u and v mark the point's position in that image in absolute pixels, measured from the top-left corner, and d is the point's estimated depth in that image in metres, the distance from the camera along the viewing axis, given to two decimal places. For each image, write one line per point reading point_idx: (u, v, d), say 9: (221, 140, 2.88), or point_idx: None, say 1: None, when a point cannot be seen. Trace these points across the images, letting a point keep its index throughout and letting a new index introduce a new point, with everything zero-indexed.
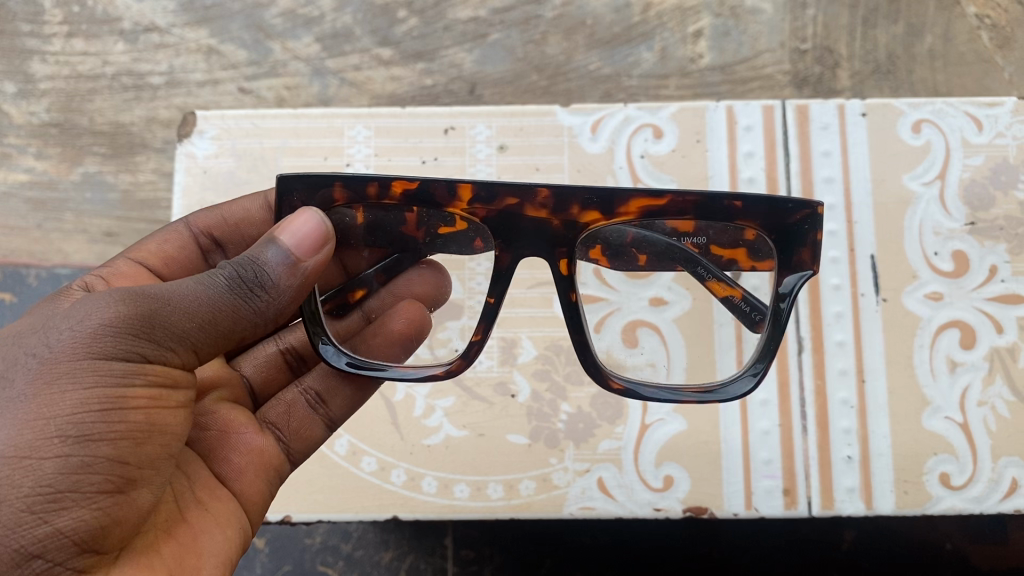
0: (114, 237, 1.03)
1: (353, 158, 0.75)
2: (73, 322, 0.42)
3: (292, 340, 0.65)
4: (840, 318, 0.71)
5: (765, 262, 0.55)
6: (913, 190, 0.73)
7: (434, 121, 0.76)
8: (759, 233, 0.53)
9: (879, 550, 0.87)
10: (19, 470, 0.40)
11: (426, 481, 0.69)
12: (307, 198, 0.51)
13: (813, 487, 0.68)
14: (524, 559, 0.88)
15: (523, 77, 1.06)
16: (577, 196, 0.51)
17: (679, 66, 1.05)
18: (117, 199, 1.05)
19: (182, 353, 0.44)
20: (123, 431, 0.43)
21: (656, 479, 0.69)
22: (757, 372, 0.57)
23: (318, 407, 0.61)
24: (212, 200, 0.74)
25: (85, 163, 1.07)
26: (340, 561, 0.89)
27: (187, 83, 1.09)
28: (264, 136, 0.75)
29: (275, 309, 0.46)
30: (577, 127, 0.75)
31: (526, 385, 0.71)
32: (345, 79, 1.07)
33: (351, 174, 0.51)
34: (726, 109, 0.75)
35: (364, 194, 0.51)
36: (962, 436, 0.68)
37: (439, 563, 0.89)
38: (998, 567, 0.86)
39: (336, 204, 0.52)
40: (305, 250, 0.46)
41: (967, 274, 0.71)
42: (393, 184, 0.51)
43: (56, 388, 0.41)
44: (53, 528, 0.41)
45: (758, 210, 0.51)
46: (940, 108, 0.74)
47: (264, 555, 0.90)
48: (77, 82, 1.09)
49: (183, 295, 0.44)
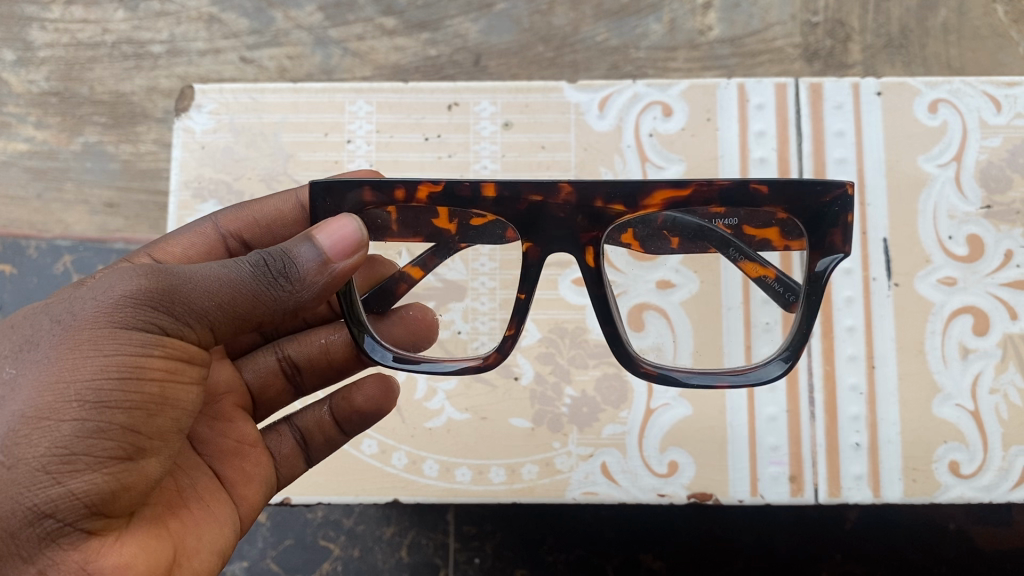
0: (115, 208, 1.02)
1: (354, 134, 0.73)
2: (98, 292, 0.42)
3: (292, 349, 0.62)
4: (851, 303, 0.69)
5: (796, 241, 0.54)
6: (928, 172, 0.71)
7: (437, 97, 0.74)
8: (788, 216, 0.50)
9: (882, 530, 0.86)
10: (36, 430, 0.40)
11: (427, 464, 0.68)
12: (337, 205, 0.49)
13: (820, 474, 0.67)
14: (525, 535, 0.88)
15: (529, 48, 1.04)
16: (600, 190, 0.49)
17: (688, 38, 1.03)
18: (118, 169, 1.04)
19: (200, 329, 0.42)
20: (138, 401, 0.41)
21: (661, 464, 0.68)
22: (788, 358, 0.55)
23: (304, 444, 0.60)
24: (210, 176, 0.72)
25: (86, 133, 1.05)
26: (341, 536, 0.89)
27: (187, 51, 1.07)
28: (263, 111, 0.74)
29: (298, 302, 0.43)
30: (584, 104, 0.73)
31: (529, 368, 0.69)
32: (348, 49, 1.05)
33: (378, 177, 0.49)
34: (737, 86, 0.73)
35: (392, 198, 0.50)
36: (973, 424, 0.67)
37: (441, 538, 0.89)
38: (1001, 548, 0.85)
39: (367, 209, 0.50)
40: (339, 252, 0.44)
41: (982, 259, 0.69)
42: (419, 188, 0.49)
43: (78, 353, 0.41)
44: (64, 490, 0.40)
45: (786, 195, 0.48)
46: (958, 87, 0.72)
47: (265, 528, 0.90)
48: (76, 50, 1.07)
49: (205, 275, 0.42)
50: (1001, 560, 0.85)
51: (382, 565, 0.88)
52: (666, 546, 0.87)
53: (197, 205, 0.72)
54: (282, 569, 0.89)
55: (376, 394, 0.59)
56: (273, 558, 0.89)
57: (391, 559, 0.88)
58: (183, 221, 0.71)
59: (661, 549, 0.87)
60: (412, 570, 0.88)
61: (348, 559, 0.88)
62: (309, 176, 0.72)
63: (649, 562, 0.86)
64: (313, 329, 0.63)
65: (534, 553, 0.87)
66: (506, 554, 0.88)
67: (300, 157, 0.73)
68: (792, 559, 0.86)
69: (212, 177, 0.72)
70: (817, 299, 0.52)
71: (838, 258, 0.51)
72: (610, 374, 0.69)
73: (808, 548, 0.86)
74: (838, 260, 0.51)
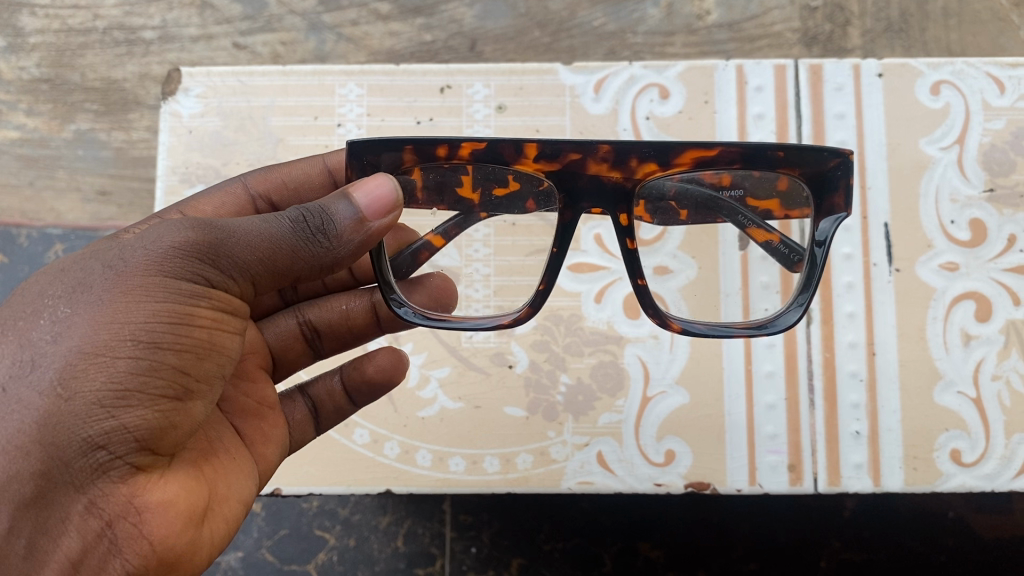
0: (107, 196, 1.01)
1: (344, 118, 0.71)
2: (146, 241, 0.41)
3: (313, 313, 0.60)
4: (851, 289, 0.68)
5: (799, 209, 0.55)
6: (930, 155, 0.69)
7: (429, 80, 0.72)
8: (793, 178, 0.51)
9: (883, 517, 0.85)
10: (93, 365, 0.39)
11: (420, 454, 0.67)
12: (376, 161, 0.48)
13: (819, 463, 0.66)
14: (523, 524, 0.87)
15: (525, 33, 1.02)
16: (637, 148, 0.49)
17: (686, 23, 1.01)
18: (111, 156, 1.02)
19: (244, 280, 0.42)
20: (188, 344, 0.41)
21: (657, 453, 0.67)
22: (804, 303, 0.54)
23: (315, 412, 0.59)
24: (198, 161, 0.71)
25: (77, 121, 1.03)
26: (337, 525, 0.88)
27: (179, 38, 1.05)
28: (251, 94, 0.72)
29: (336, 259, 0.43)
30: (579, 87, 0.72)
31: (524, 356, 0.68)
32: (342, 34, 1.03)
33: (422, 136, 0.48)
34: (736, 68, 0.71)
35: (433, 157, 0.49)
36: (975, 412, 0.66)
37: (438, 527, 0.88)
38: (1002, 536, 0.85)
39: (404, 167, 0.49)
40: (376, 212, 0.44)
41: (985, 244, 0.68)
42: (461, 146, 0.48)
43: (130, 296, 0.40)
44: (118, 424, 0.39)
45: (799, 159, 0.49)
46: (961, 69, 0.70)
47: (261, 517, 0.89)
48: (67, 36, 1.05)
49: (250, 228, 0.41)
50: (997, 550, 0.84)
51: (377, 554, 0.87)
52: (663, 536, 0.86)
53: (184, 191, 0.70)
54: (276, 559, 0.88)
55: (387, 364, 0.59)
56: (268, 548, 0.88)
57: (387, 548, 0.87)
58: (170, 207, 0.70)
59: (658, 539, 0.86)
60: (408, 560, 0.87)
61: (343, 549, 0.87)
62: (300, 160, 0.71)
63: (647, 552, 0.86)
64: (333, 293, 0.61)
65: (531, 543, 0.87)
66: (502, 544, 0.87)
67: (290, 141, 0.71)
68: (792, 547, 0.85)
69: (200, 162, 0.71)
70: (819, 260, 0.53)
71: (841, 220, 0.51)
72: (606, 362, 0.68)
73: (806, 535, 0.85)
74: (841, 222, 0.51)
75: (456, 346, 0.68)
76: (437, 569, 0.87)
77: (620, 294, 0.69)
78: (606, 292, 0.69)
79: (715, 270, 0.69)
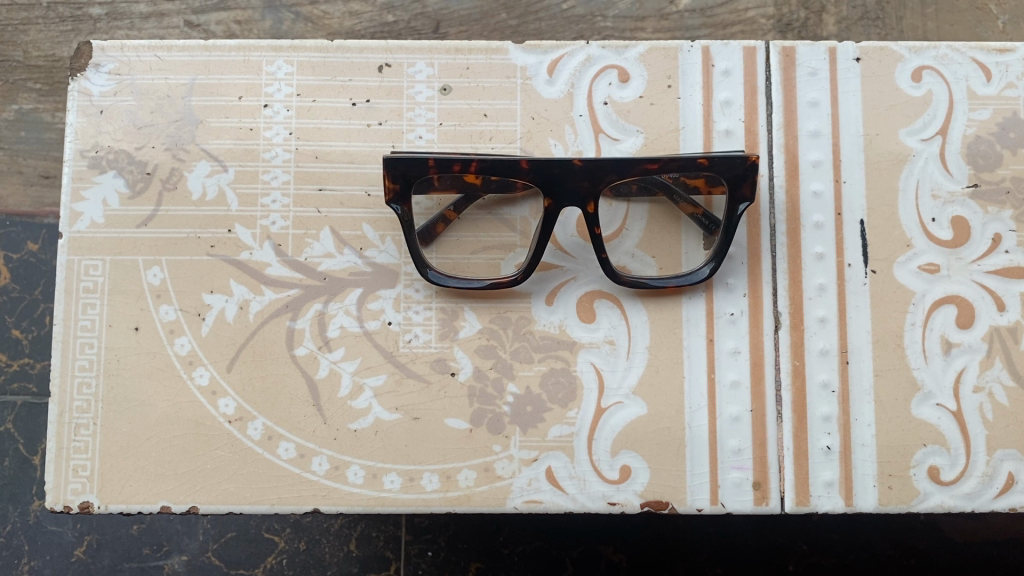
0: (51, 180, 0.93)
1: (271, 98, 0.65)
2: None
3: None
4: (823, 292, 0.62)
5: (663, 209, 0.63)
6: (910, 147, 0.64)
7: (366, 57, 0.65)
8: (684, 205, 0.62)
9: (850, 519, 0.84)
10: None
11: (352, 470, 0.61)
12: (690, 163, 0.58)
13: (787, 481, 0.61)
14: (479, 526, 0.85)
15: (491, 15, 0.94)
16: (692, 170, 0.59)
17: (657, 7, 0.94)
18: (56, 138, 0.94)
19: None
20: None
21: (612, 470, 0.61)
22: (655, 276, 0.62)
23: None
24: (113, 145, 0.64)
25: (19, 100, 0.94)
26: (286, 528, 0.85)
27: (129, 14, 0.94)
28: (169, 71, 0.65)
29: None
30: (531, 67, 0.65)
31: (467, 363, 0.62)
32: (301, 13, 0.94)
33: (700, 156, 0.58)
34: (701, 50, 0.65)
35: (693, 165, 0.58)
36: (954, 425, 0.61)
37: (392, 531, 0.85)
38: (973, 539, 0.83)
39: (672, 160, 0.58)
40: None
41: (967, 244, 0.63)
42: (703, 163, 0.58)
43: None
44: None
45: (707, 208, 0.62)
46: (944, 53, 0.65)
47: (206, 520, 0.86)
48: (9, 10, 0.95)
49: None
50: (958, 550, 0.83)
51: (329, 559, 0.85)
52: (625, 538, 0.84)
53: (94, 177, 0.64)
54: (223, 563, 0.85)
55: None
56: (214, 552, 0.85)
57: (339, 552, 0.85)
58: (79, 195, 0.63)
59: (621, 541, 0.84)
60: (362, 563, 0.85)
61: (294, 553, 0.85)
62: (221, 145, 0.64)
63: (610, 555, 0.84)
64: None
65: (490, 545, 0.84)
66: (460, 547, 0.85)
67: (211, 123, 0.64)
68: (756, 551, 0.84)
69: (111, 146, 0.64)
70: (681, 271, 0.63)
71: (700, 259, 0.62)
72: (557, 370, 0.62)
73: (769, 536, 0.84)
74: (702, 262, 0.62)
75: (393, 352, 0.62)
76: (391, 572, 0.84)
77: (573, 295, 0.63)
78: (558, 293, 0.63)
79: (675, 257, 0.63)
